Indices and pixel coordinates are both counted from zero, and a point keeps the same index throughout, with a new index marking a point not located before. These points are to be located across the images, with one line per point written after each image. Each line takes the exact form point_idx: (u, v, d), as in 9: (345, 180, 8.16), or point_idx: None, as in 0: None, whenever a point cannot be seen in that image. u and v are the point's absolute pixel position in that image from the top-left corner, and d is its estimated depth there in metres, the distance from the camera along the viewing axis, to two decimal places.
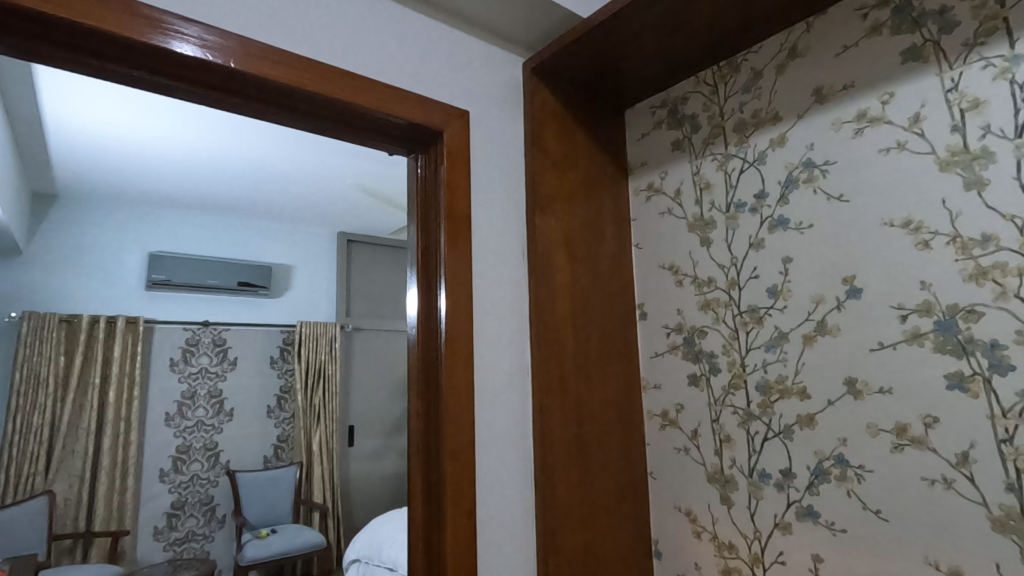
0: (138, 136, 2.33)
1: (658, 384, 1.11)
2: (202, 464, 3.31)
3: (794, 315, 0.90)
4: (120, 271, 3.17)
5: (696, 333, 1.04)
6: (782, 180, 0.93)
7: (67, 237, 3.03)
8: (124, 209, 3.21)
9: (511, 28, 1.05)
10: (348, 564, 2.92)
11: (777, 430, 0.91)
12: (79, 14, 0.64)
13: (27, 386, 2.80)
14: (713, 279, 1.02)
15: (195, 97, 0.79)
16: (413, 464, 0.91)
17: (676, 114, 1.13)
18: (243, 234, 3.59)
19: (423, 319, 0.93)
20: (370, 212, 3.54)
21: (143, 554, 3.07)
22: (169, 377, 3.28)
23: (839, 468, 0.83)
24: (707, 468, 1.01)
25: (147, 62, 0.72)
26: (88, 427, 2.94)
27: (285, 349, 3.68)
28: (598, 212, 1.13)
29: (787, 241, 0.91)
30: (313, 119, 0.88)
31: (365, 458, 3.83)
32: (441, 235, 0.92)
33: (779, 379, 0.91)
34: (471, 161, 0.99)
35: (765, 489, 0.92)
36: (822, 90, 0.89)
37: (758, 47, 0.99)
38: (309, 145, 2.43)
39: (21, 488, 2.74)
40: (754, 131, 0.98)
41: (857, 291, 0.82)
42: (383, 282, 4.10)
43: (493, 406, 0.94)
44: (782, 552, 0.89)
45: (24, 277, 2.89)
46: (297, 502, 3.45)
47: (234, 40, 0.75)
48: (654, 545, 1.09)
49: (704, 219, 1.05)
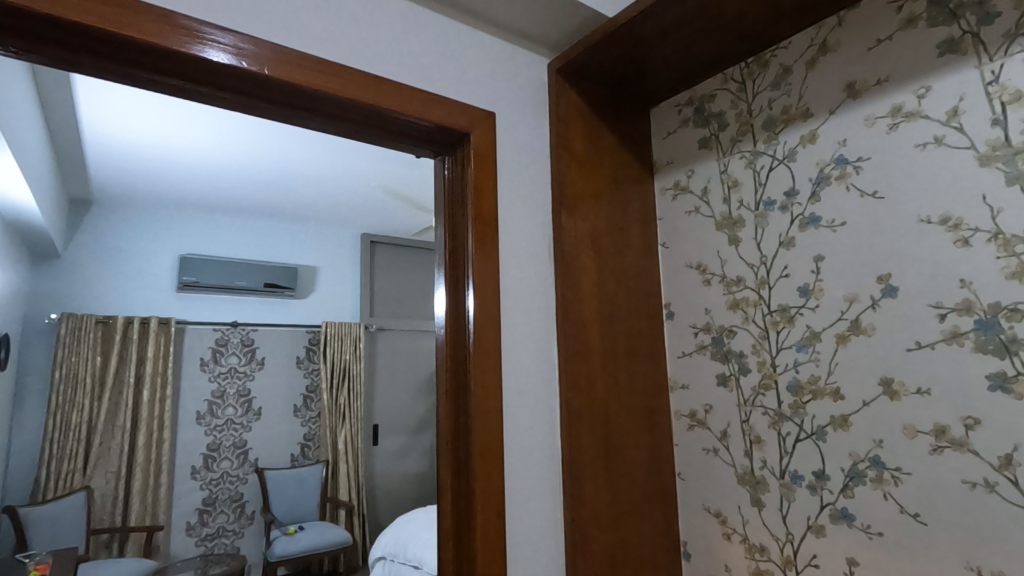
0: (170, 143, 2.40)
1: (686, 384, 1.10)
2: (232, 462, 3.38)
3: (826, 314, 0.88)
4: (152, 273, 3.26)
5: (725, 332, 1.03)
6: (814, 178, 0.92)
7: (101, 241, 3.13)
8: (156, 213, 3.30)
9: (535, 28, 1.05)
10: (374, 561, 2.96)
11: (809, 430, 0.90)
12: (122, 27, 0.67)
13: (66, 385, 2.89)
14: (742, 278, 1.01)
15: (228, 103, 0.81)
16: (443, 462, 0.92)
17: (703, 112, 1.12)
18: (269, 236, 3.67)
19: (451, 319, 0.94)
20: (393, 213, 3.58)
21: (177, 549, 3.15)
22: (199, 377, 3.35)
23: (874, 470, 0.81)
24: (737, 469, 1.00)
25: (185, 71, 0.74)
26: (123, 426, 3.02)
27: (311, 350, 3.75)
28: (624, 211, 1.13)
29: (818, 239, 0.90)
30: (342, 122, 0.89)
31: (390, 457, 3.88)
32: (468, 236, 0.93)
33: (811, 379, 0.90)
34: (498, 162, 1.00)
35: (798, 491, 0.91)
36: (855, 85, 0.87)
37: (787, 43, 0.98)
38: (335, 148, 2.47)
39: (60, 484, 2.83)
40: (784, 128, 0.97)
41: (892, 289, 0.81)
42: (405, 282, 4.15)
43: (520, 405, 0.94)
44: (815, 554, 0.87)
45: (62, 280, 2.99)
46: (324, 499, 3.51)
47: (267, 48, 0.77)
48: (683, 546, 1.08)
49: (733, 217, 1.04)
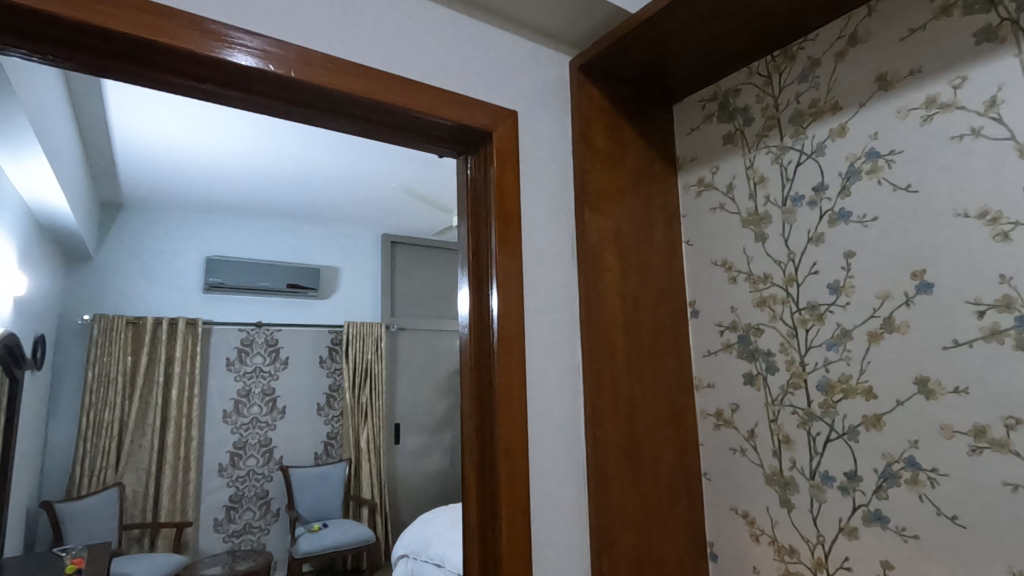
0: (197, 147, 2.45)
1: (711, 383, 1.09)
2: (257, 460, 3.44)
3: (858, 312, 0.86)
4: (179, 275, 3.34)
5: (752, 330, 1.01)
6: (844, 172, 0.90)
7: (131, 244, 3.22)
8: (183, 216, 3.38)
9: (557, 26, 1.04)
10: (397, 558, 2.98)
11: (840, 430, 0.88)
12: (155, 33, 0.68)
13: (98, 384, 2.98)
14: (770, 275, 0.99)
15: (254, 106, 0.82)
16: (468, 462, 0.92)
17: (727, 107, 1.10)
18: (292, 237, 3.72)
19: (476, 318, 0.94)
20: (413, 213, 3.60)
21: (205, 545, 3.22)
22: (225, 376, 3.42)
23: (910, 471, 0.79)
24: (766, 469, 0.98)
25: (214, 75, 0.76)
26: (153, 424, 3.10)
27: (333, 349, 3.79)
28: (648, 208, 1.12)
29: (849, 235, 0.88)
30: (365, 122, 0.90)
31: (411, 455, 3.90)
32: (492, 236, 0.93)
33: (842, 379, 0.88)
34: (520, 161, 0.99)
35: (829, 492, 0.89)
36: (886, 76, 0.85)
37: (815, 35, 0.95)
38: (357, 149, 2.49)
39: (94, 480, 2.91)
40: (812, 123, 0.95)
41: (927, 286, 0.79)
42: (426, 282, 4.18)
43: (544, 404, 0.94)
44: (848, 557, 0.85)
45: (94, 282, 3.09)
46: (347, 497, 3.55)
47: (293, 50, 0.78)
48: (709, 547, 1.07)
49: (759, 213, 1.02)
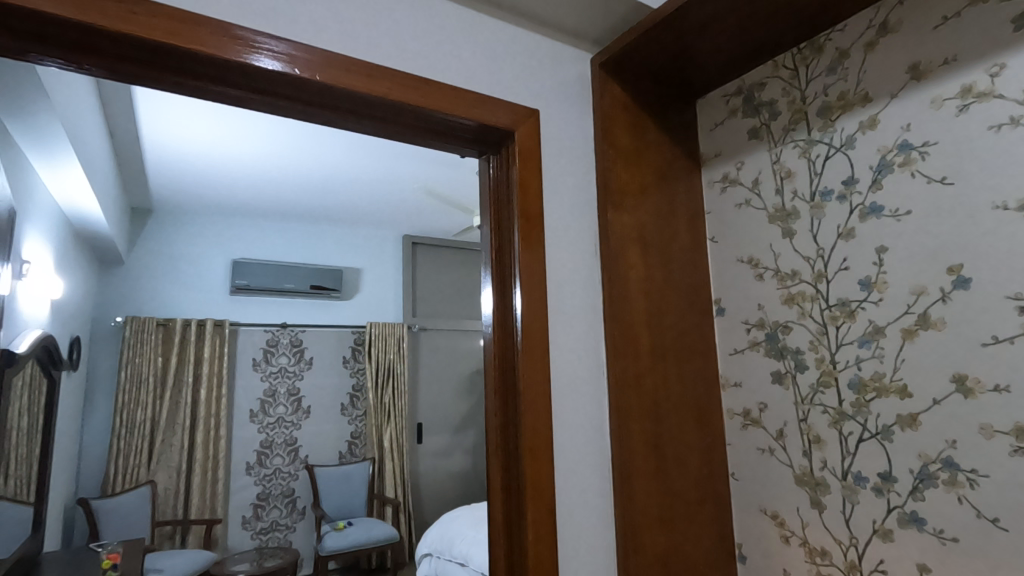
0: (222, 151, 2.50)
1: (738, 381, 1.07)
2: (283, 458, 3.50)
3: (891, 308, 0.84)
4: (207, 277, 3.42)
5: (780, 328, 1.00)
6: (875, 165, 0.87)
7: (160, 248, 3.31)
8: (210, 220, 3.47)
9: (578, 24, 1.04)
10: (421, 557, 3.00)
11: (873, 430, 0.86)
12: (186, 41, 0.70)
13: (131, 384, 3.06)
14: (798, 272, 0.97)
15: (280, 109, 0.84)
16: (493, 461, 0.92)
17: (752, 101, 1.08)
18: (315, 240, 3.78)
19: (499, 317, 0.94)
20: (433, 214, 3.61)
21: (234, 542, 3.29)
22: (252, 376, 3.48)
23: (947, 472, 0.77)
24: (795, 470, 0.96)
25: (243, 81, 0.77)
26: (182, 424, 3.17)
27: (356, 349, 3.83)
28: (671, 206, 1.11)
29: (881, 229, 0.86)
30: (388, 124, 0.90)
31: (434, 455, 3.92)
32: (515, 235, 0.93)
33: (875, 377, 0.86)
34: (542, 159, 0.99)
35: (862, 493, 0.87)
36: (919, 66, 0.83)
37: (843, 25, 0.93)
38: (378, 151, 2.52)
39: (127, 478, 3.00)
40: (841, 115, 0.93)
41: (965, 281, 0.76)
42: (446, 283, 4.20)
43: (569, 403, 0.94)
44: (882, 559, 0.83)
45: (126, 285, 3.19)
46: (371, 496, 3.59)
47: (319, 54, 0.79)
48: (738, 548, 1.05)
49: (786, 209, 1.00)
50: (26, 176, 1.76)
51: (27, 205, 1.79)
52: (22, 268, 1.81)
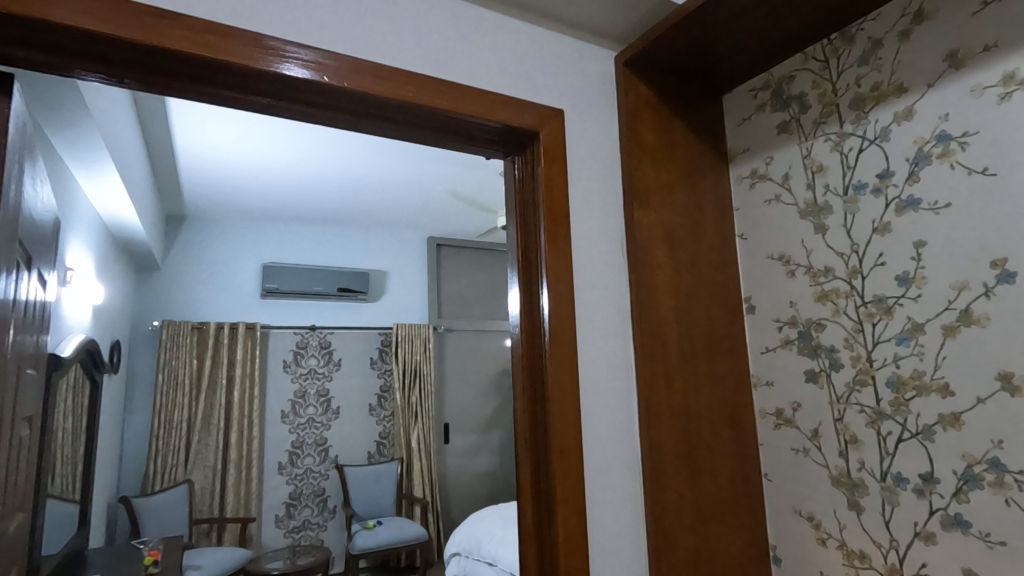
0: (251, 158, 2.56)
1: (771, 380, 1.05)
2: (314, 458, 3.56)
3: (930, 304, 0.81)
4: (238, 282, 3.51)
5: (813, 326, 0.97)
6: (911, 157, 0.85)
7: (193, 253, 3.41)
8: (241, 226, 3.56)
9: (601, 22, 1.04)
10: (450, 557, 3.01)
11: (914, 430, 0.83)
12: (220, 53, 0.72)
13: (168, 386, 3.16)
14: (831, 268, 0.95)
15: (307, 116, 0.85)
16: (522, 460, 0.92)
17: (782, 94, 1.06)
18: (341, 243, 3.84)
19: (527, 318, 0.94)
20: (457, 215, 3.64)
21: (268, 540, 3.36)
22: (283, 377, 3.55)
23: (994, 474, 0.74)
24: (832, 470, 0.94)
25: (273, 89, 0.79)
26: (217, 425, 3.26)
27: (383, 350, 3.87)
28: (699, 203, 1.10)
29: (918, 223, 0.83)
30: (413, 127, 0.91)
31: (461, 455, 3.95)
32: (541, 235, 0.93)
33: (914, 375, 0.83)
34: (567, 158, 0.99)
35: (902, 495, 0.84)
36: (957, 53, 0.80)
37: (876, 14, 0.91)
38: (402, 154, 2.55)
39: (165, 477, 3.09)
40: (874, 107, 0.90)
41: (1009, 276, 0.74)
42: (470, 283, 4.22)
43: (597, 403, 0.93)
44: (924, 563, 0.81)
45: (162, 291, 3.29)
46: (399, 495, 3.63)
47: (344, 60, 0.80)
48: (773, 550, 1.03)
49: (818, 204, 0.98)
50: (69, 186, 1.83)
51: (69, 213, 1.86)
52: (66, 275, 1.88)
